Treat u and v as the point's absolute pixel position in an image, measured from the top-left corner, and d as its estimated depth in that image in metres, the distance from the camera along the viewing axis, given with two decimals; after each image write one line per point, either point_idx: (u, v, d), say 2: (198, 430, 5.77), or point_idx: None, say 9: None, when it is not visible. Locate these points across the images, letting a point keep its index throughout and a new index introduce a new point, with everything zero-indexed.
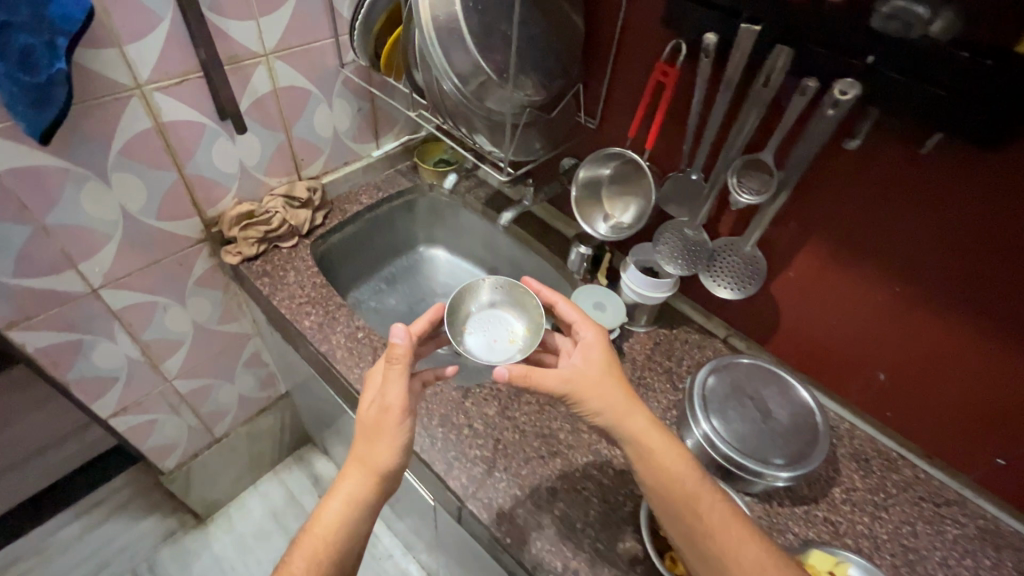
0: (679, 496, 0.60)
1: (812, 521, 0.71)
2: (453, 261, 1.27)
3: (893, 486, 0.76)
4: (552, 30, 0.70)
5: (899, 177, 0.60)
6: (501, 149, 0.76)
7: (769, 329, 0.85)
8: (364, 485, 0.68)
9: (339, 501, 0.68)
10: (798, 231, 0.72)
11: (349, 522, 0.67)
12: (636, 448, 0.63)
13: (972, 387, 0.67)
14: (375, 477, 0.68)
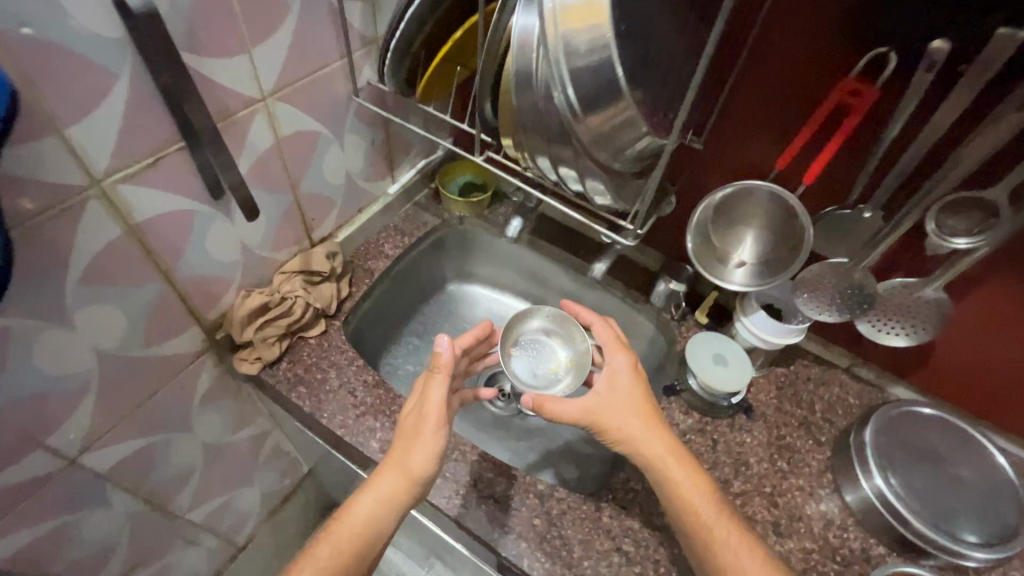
0: (688, 514, 0.58)
1: None
2: (493, 293, 1.03)
3: None
4: (684, 43, 0.52)
5: None
6: (621, 203, 0.58)
7: (917, 362, 0.73)
8: (400, 488, 0.61)
9: (372, 496, 0.61)
10: (989, 266, 0.59)
11: (380, 522, 0.60)
12: (648, 466, 0.61)
13: None
14: (412, 490, 0.61)
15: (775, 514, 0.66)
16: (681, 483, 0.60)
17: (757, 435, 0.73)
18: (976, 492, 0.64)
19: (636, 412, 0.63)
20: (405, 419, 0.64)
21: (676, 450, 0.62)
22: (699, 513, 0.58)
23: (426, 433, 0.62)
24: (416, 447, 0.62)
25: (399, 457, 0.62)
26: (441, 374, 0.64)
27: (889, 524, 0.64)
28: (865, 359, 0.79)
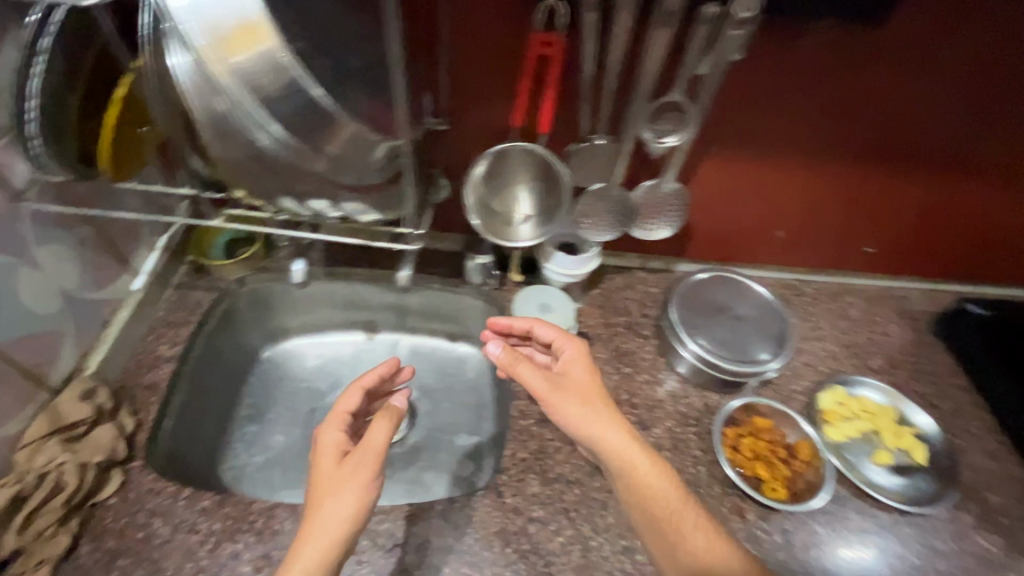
0: (649, 495, 0.59)
1: (800, 373, 0.82)
2: (314, 337, 0.93)
3: (809, 305, 0.92)
4: (370, 47, 0.53)
5: (795, 67, 0.65)
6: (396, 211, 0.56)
7: (684, 240, 0.88)
8: (337, 538, 0.50)
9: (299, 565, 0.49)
10: (710, 146, 0.73)
11: None
12: (592, 433, 0.59)
13: (849, 210, 0.83)
14: (345, 540, 0.51)
15: (638, 413, 0.75)
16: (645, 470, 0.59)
17: (600, 355, 0.81)
18: (751, 323, 0.80)
19: (590, 397, 0.62)
20: (323, 456, 0.55)
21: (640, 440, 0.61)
22: (655, 494, 0.59)
23: (357, 474, 0.53)
24: (343, 491, 0.52)
25: (332, 504, 0.51)
26: (346, 411, 0.62)
27: (713, 375, 0.77)
28: (649, 254, 0.92)
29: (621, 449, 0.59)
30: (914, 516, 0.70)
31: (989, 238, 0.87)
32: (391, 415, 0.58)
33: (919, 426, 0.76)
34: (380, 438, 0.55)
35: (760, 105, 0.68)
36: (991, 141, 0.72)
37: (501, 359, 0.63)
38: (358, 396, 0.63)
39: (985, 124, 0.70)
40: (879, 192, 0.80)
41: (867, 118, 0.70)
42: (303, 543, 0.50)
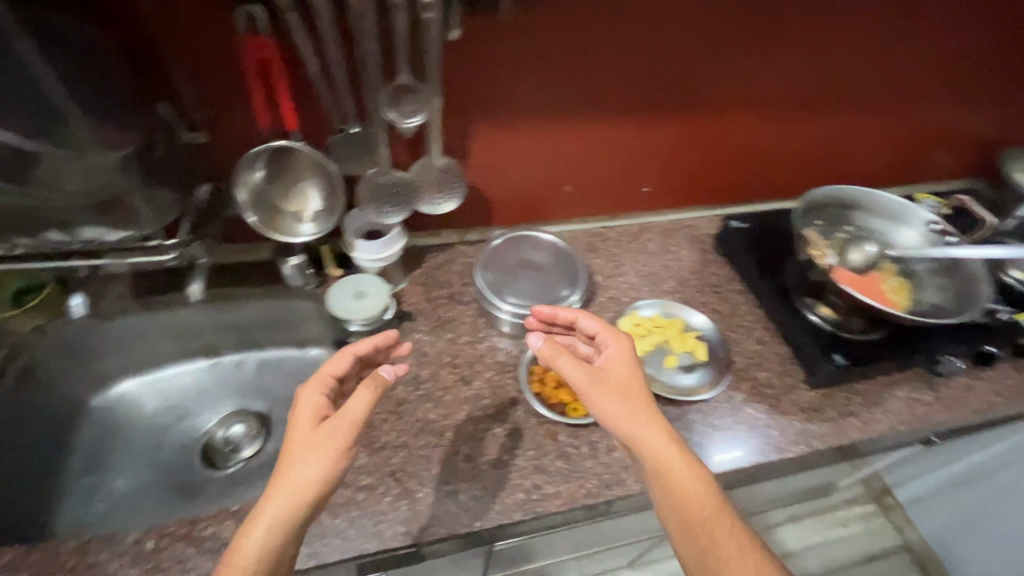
0: (687, 496, 0.63)
1: (605, 307, 0.93)
2: (148, 375, 0.90)
3: (612, 247, 1.04)
4: (50, 86, 0.62)
5: (514, 47, 0.72)
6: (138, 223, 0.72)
7: (487, 210, 0.96)
8: (302, 498, 0.56)
9: (263, 524, 0.55)
10: (470, 126, 0.80)
11: (275, 547, 0.55)
12: (633, 435, 0.63)
13: (617, 161, 0.94)
14: (307, 502, 0.56)
15: (460, 372, 0.82)
16: (681, 477, 0.63)
17: (423, 328, 0.87)
18: (549, 269, 0.91)
19: (633, 397, 0.66)
20: (299, 423, 0.60)
21: (682, 447, 0.64)
22: (702, 497, 0.63)
23: (329, 440, 0.58)
24: (314, 454, 0.57)
25: (304, 465, 0.57)
26: (329, 373, 0.65)
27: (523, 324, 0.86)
28: (463, 228, 0.99)
29: (649, 443, 0.63)
30: (699, 405, 0.82)
31: (746, 162, 1.02)
32: (373, 387, 0.60)
33: (697, 326, 0.91)
34: (360, 408, 0.59)
35: (498, 85, 0.76)
36: (712, 81, 0.86)
37: (542, 353, 0.68)
38: (346, 360, 0.66)
39: (700, 68, 0.83)
40: (643, 139, 0.92)
41: (594, 81, 0.80)
42: (269, 501, 0.56)
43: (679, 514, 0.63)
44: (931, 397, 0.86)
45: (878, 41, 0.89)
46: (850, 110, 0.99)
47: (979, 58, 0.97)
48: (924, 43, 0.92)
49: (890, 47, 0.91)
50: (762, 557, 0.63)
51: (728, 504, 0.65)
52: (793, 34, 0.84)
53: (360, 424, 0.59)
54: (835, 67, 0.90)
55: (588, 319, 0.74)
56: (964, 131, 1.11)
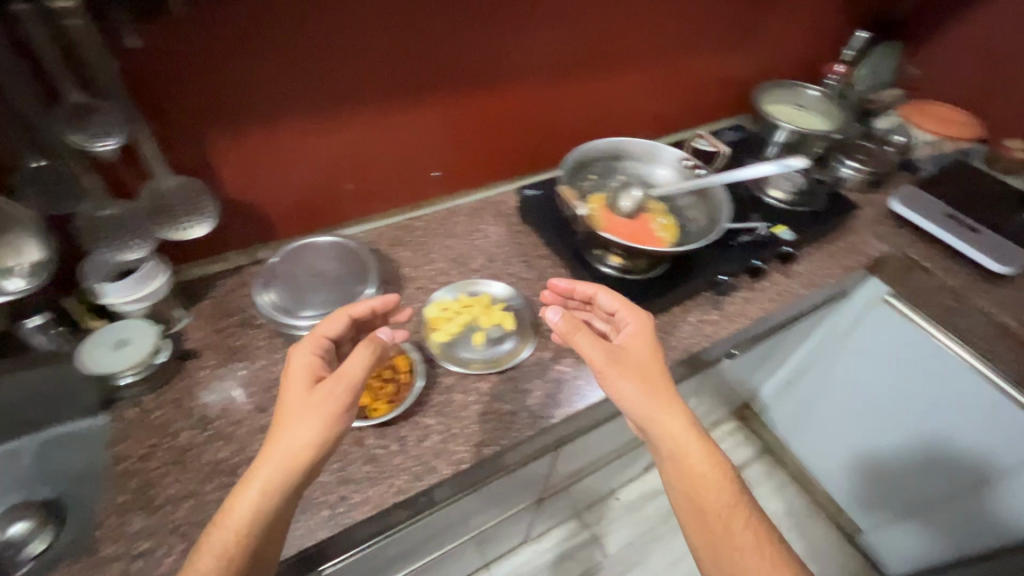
0: (699, 481, 0.70)
1: (413, 297, 0.93)
2: None
3: (418, 236, 1.04)
4: None
5: (213, 52, 0.69)
6: None
7: (267, 222, 0.91)
8: (295, 462, 0.58)
9: (257, 485, 0.57)
10: (200, 138, 0.75)
11: (268, 511, 0.56)
12: (650, 414, 0.71)
13: (389, 151, 0.93)
14: (299, 465, 0.59)
15: (255, 399, 0.77)
16: (695, 466, 0.70)
17: (211, 362, 0.81)
18: (337, 271, 0.88)
19: (647, 372, 0.74)
20: (293, 378, 0.65)
21: (705, 441, 0.71)
22: (716, 484, 0.70)
23: (322, 405, 0.61)
24: (309, 417, 0.60)
25: (296, 430, 0.60)
26: (322, 334, 0.71)
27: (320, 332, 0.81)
28: (252, 246, 0.93)
29: (655, 420, 0.71)
30: (509, 372, 0.84)
31: (545, 129, 1.08)
32: (367, 350, 0.66)
33: (499, 297, 0.93)
34: (353, 369, 0.64)
35: (213, 92, 0.72)
36: (484, 54, 0.89)
37: (563, 329, 0.74)
38: (341, 323, 0.73)
39: (468, 43, 0.86)
40: (433, 119, 0.93)
41: (323, 75, 0.78)
42: (266, 463, 0.58)
43: (698, 505, 0.69)
44: (717, 315, 0.96)
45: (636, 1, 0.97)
46: (629, 69, 1.07)
47: (725, 9, 1.10)
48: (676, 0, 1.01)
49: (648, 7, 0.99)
50: (770, 545, 0.68)
51: (744, 499, 0.71)
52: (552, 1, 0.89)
53: (352, 396, 0.63)
54: (601, 29, 0.97)
55: (607, 297, 0.83)
56: (729, 76, 1.25)
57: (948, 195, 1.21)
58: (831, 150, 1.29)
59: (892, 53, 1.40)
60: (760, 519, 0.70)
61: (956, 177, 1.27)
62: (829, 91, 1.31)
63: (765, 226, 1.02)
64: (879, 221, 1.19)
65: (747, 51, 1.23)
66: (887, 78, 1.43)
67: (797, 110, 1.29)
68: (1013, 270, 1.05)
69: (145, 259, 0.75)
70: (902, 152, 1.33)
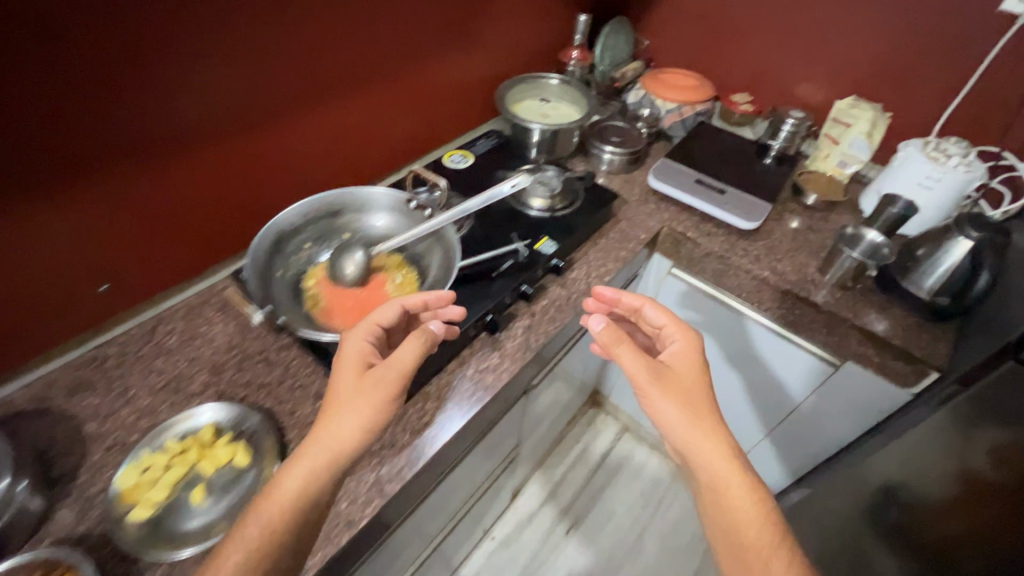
0: (738, 516, 0.67)
1: (104, 464, 0.69)
2: None
3: (111, 368, 0.79)
4: None
5: None
6: None
7: None
8: (342, 447, 0.60)
9: (303, 467, 0.59)
10: None
11: (308, 494, 0.58)
12: (691, 440, 0.71)
13: (19, 279, 0.68)
14: (342, 454, 0.60)
15: None
16: (733, 498, 0.68)
17: None
18: None
19: (691, 382, 0.76)
20: (347, 363, 0.65)
21: (746, 474, 0.69)
22: (759, 512, 0.68)
23: (373, 391, 0.62)
24: (360, 406, 0.61)
25: (346, 418, 0.61)
26: (373, 323, 0.69)
27: None
28: None
29: (694, 443, 0.71)
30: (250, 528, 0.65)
31: (269, 181, 0.91)
32: (414, 344, 0.65)
33: (228, 424, 0.73)
34: (405, 358, 0.65)
35: None
36: (137, 122, 0.70)
37: (603, 340, 0.77)
38: (391, 313, 0.70)
39: (102, 113, 0.66)
40: (95, 213, 0.72)
41: None
42: (311, 446, 0.60)
43: (732, 537, 0.67)
44: (498, 357, 0.86)
45: (323, 22, 0.83)
46: (349, 94, 0.95)
47: (439, 11, 1.01)
48: (376, 12, 0.90)
49: (343, 25, 0.86)
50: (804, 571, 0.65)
51: (793, 541, 0.67)
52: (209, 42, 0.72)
53: (397, 386, 0.64)
54: (292, 60, 0.82)
55: (654, 312, 0.86)
56: (469, 77, 1.17)
57: (696, 161, 1.25)
58: (587, 138, 1.27)
59: (623, 30, 1.40)
60: (799, 555, 0.66)
61: (701, 140, 1.33)
62: (570, 78, 1.27)
63: (525, 244, 0.94)
64: (644, 201, 1.20)
65: (478, 50, 1.15)
66: (626, 53, 1.45)
67: (544, 105, 1.24)
68: (756, 222, 1.10)
69: None
70: (651, 124, 1.35)
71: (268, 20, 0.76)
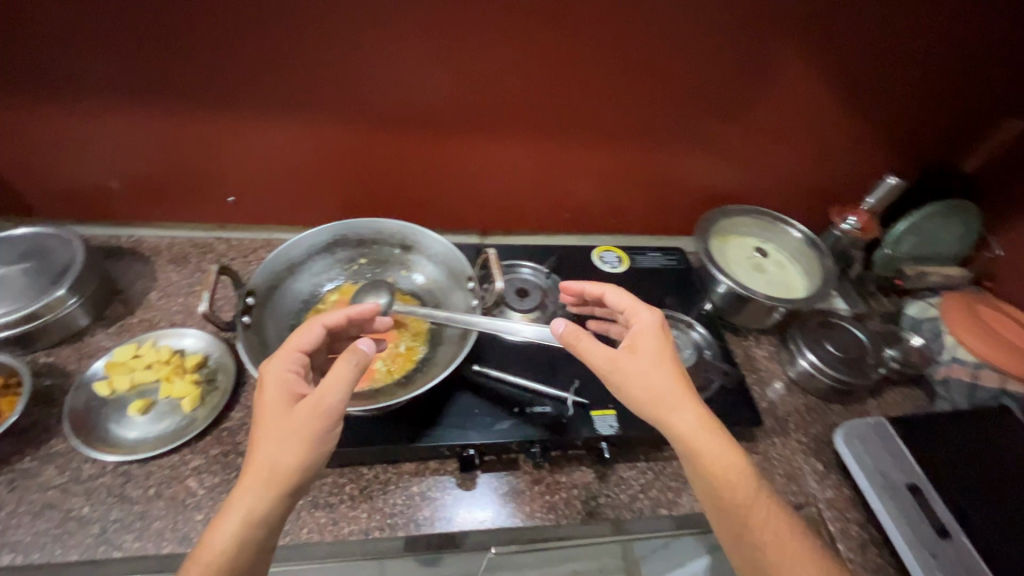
0: (720, 483, 0.55)
1: (128, 330, 0.79)
2: None
3: (207, 261, 0.90)
4: None
5: None
6: None
7: (39, 199, 0.84)
8: (276, 489, 0.47)
9: (239, 513, 0.46)
10: None
11: (245, 547, 0.46)
12: (663, 413, 0.56)
13: (181, 159, 0.82)
14: (280, 495, 0.47)
15: None
16: (716, 462, 0.55)
17: None
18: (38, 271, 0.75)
19: (667, 361, 0.59)
20: (272, 391, 0.51)
21: (718, 435, 0.57)
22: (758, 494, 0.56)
23: (301, 424, 0.48)
24: (293, 441, 0.48)
25: (272, 454, 0.47)
26: (297, 348, 0.54)
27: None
28: (18, 218, 0.85)
29: (671, 412, 0.56)
30: (128, 467, 0.66)
31: (416, 177, 0.89)
32: (352, 368, 0.50)
33: (212, 364, 0.76)
34: (334, 372, 0.50)
35: None
36: (317, 80, 0.74)
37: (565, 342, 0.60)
38: (320, 328, 0.56)
39: (293, 54, 0.71)
40: (254, 141, 0.81)
41: (86, 67, 0.70)
42: (243, 493, 0.47)
43: (717, 498, 0.55)
44: (450, 497, 0.68)
45: (534, 56, 0.75)
46: (532, 135, 0.85)
47: (685, 96, 0.82)
48: (601, 68, 0.77)
49: (556, 70, 0.77)
50: (809, 552, 0.54)
51: (773, 499, 0.57)
52: (409, 30, 0.70)
53: (335, 415, 0.49)
54: (483, 79, 0.77)
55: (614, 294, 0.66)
56: (689, 177, 0.95)
57: (951, 458, 0.76)
58: (794, 324, 0.91)
59: (959, 219, 0.94)
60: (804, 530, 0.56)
61: (991, 432, 0.80)
62: (817, 239, 0.92)
63: (578, 400, 0.72)
64: (812, 450, 0.79)
65: (718, 154, 0.91)
66: (951, 247, 0.98)
67: (761, 256, 0.93)
68: None
69: None
70: (913, 362, 0.90)
71: (475, 33, 0.71)
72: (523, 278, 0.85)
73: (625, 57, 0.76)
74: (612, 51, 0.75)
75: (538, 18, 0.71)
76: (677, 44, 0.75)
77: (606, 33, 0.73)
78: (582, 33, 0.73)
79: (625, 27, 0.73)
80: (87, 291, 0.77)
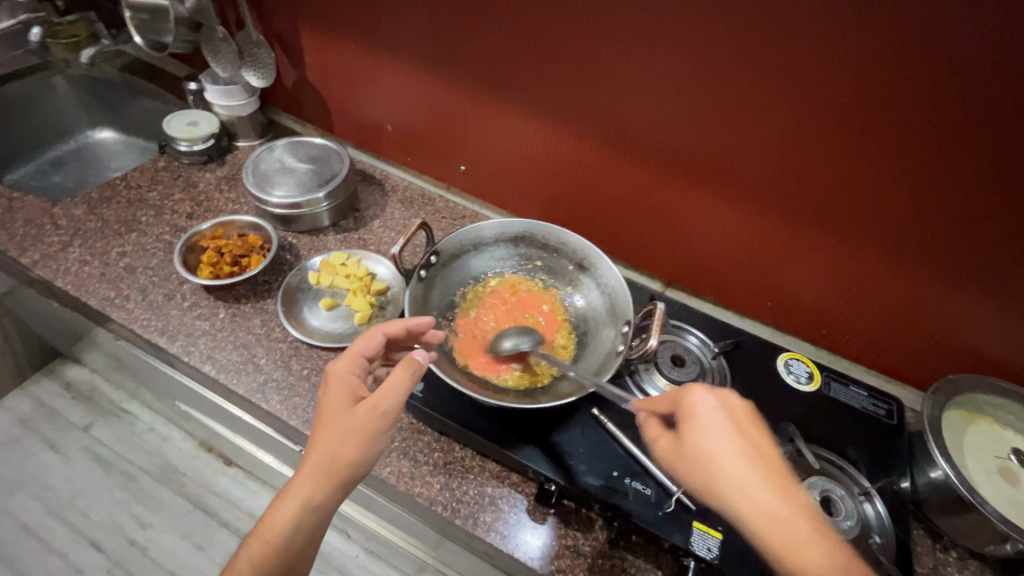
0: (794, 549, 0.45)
1: (348, 241, 0.96)
2: (116, 138, 1.29)
3: (425, 212, 1.04)
4: None
5: None
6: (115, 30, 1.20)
7: (342, 123, 1.07)
8: (331, 478, 0.51)
9: (298, 499, 0.51)
10: (317, 36, 0.95)
11: (302, 527, 0.51)
12: (725, 474, 0.49)
13: (447, 124, 0.97)
14: (335, 485, 0.51)
15: (194, 210, 0.96)
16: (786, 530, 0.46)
17: (218, 173, 1.03)
18: (314, 173, 0.96)
19: (739, 421, 0.52)
20: (333, 393, 0.55)
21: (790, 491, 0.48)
22: None
23: (358, 422, 0.52)
24: (352, 437, 0.52)
25: (330, 449, 0.51)
26: (360, 354, 0.58)
27: (267, 211, 0.92)
28: (324, 131, 1.11)
29: (737, 475, 0.49)
30: (300, 344, 0.80)
31: (628, 207, 0.92)
32: (408, 375, 0.54)
33: (389, 295, 0.87)
34: (391, 380, 0.54)
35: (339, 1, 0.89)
36: (581, 87, 0.81)
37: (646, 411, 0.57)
38: (379, 340, 0.58)
39: (573, 62, 0.79)
40: (508, 127, 0.92)
41: (420, 35, 0.88)
42: (302, 481, 0.51)
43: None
44: (514, 517, 0.67)
45: (800, 130, 0.70)
46: (759, 208, 0.80)
47: (974, 229, 0.67)
48: (876, 165, 0.68)
49: (813, 148, 0.71)
50: None
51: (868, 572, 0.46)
52: (678, 68, 0.72)
53: (392, 419, 0.53)
54: (735, 137, 0.75)
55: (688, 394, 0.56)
56: (943, 322, 0.76)
57: None
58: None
59: None
60: None
61: None
62: None
63: (681, 498, 0.63)
64: None
65: (1001, 311, 0.72)
66: None
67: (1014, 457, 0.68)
68: None
69: (242, 86, 1.02)
70: None
71: (744, 91, 0.70)
72: (687, 347, 0.79)
73: (913, 161, 0.66)
74: (897, 149, 0.66)
75: (821, 92, 0.66)
76: (992, 163, 0.62)
77: (898, 126, 0.64)
78: (869, 121, 0.66)
79: (928, 128, 0.63)
80: (338, 200, 0.95)
